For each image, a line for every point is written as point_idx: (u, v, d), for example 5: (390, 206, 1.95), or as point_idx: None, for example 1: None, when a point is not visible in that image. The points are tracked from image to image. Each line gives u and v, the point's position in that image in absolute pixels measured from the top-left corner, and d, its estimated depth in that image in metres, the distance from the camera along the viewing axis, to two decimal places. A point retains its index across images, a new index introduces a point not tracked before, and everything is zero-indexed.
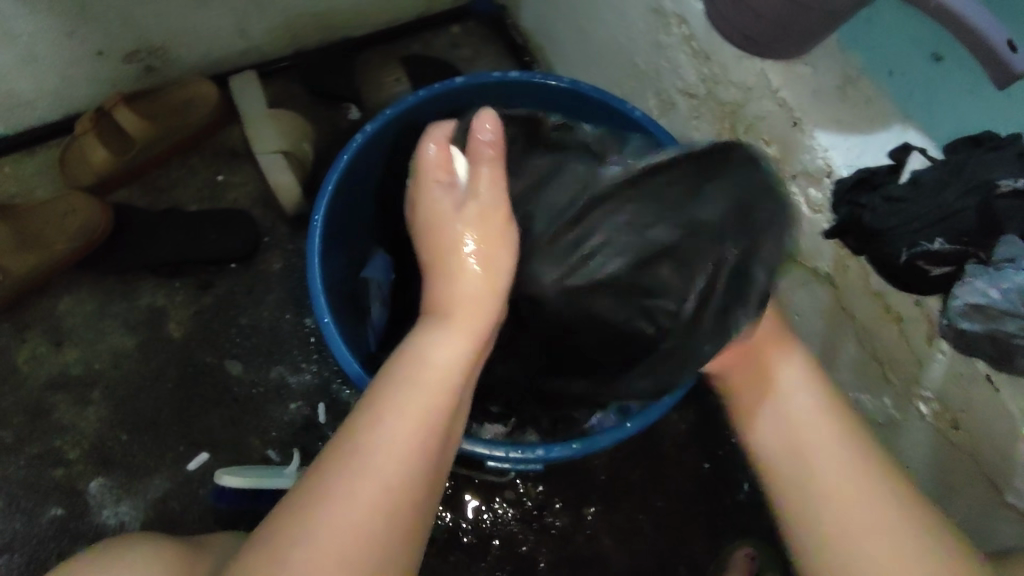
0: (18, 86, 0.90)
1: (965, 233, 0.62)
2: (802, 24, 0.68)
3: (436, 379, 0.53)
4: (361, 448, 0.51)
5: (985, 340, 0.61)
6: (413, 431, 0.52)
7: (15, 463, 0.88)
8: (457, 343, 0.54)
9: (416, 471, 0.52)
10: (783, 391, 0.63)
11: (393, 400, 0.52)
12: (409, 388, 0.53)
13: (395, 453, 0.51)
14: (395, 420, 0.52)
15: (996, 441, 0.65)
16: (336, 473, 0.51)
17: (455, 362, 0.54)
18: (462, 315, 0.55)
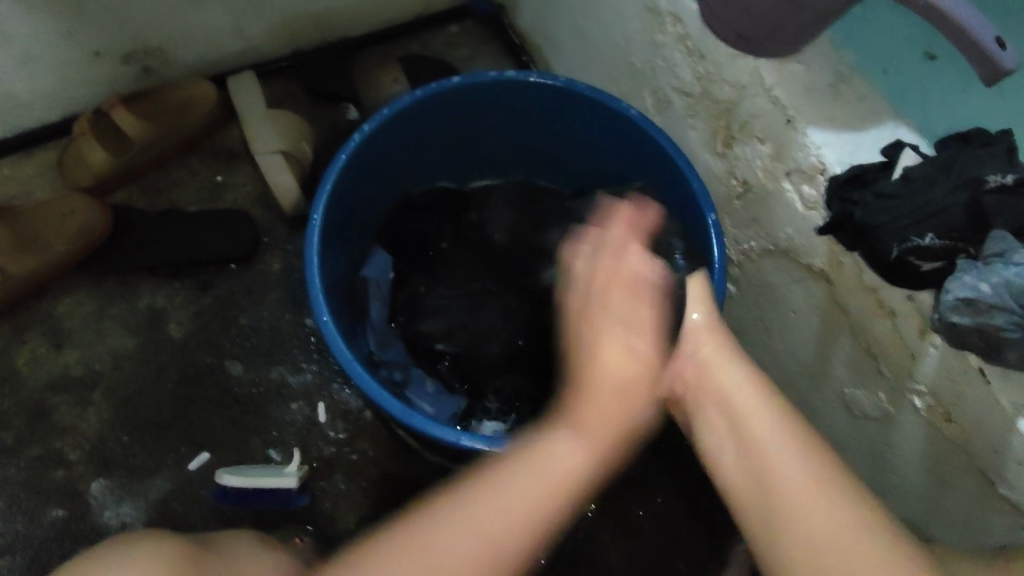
0: (16, 88, 0.90)
1: (954, 229, 0.63)
2: (794, 24, 0.69)
3: (575, 464, 0.51)
4: (460, 522, 0.48)
5: (974, 334, 0.61)
6: (531, 510, 0.49)
7: (16, 464, 0.89)
8: (589, 449, 0.52)
9: (513, 558, 0.48)
10: (726, 388, 0.57)
11: (513, 463, 0.51)
12: (541, 475, 0.50)
13: (494, 528, 0.48)
14: (520, 485, 0.50)
15: (986, 434, 0.66)
16: (438, 531, 0.47)
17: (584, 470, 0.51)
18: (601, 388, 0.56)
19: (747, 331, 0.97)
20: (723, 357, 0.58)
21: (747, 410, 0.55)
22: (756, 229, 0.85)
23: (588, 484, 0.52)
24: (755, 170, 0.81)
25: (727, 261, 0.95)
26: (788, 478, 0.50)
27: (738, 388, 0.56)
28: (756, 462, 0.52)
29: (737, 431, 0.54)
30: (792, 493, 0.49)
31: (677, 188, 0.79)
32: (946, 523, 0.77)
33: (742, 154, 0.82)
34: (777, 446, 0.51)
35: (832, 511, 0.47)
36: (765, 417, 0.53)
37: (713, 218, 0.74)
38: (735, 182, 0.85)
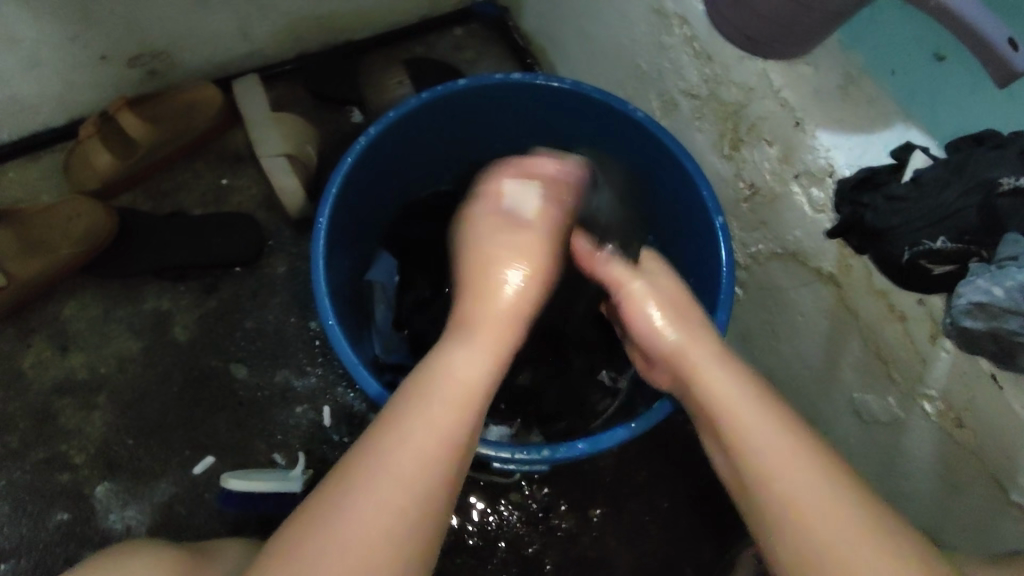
0: (22, 91, 0.91)
1: (968, 231, 0.62)
2: (803, 25, 0.68)
3: (443, 417, 0.54)
4: (391, 439, 0.52)
5: (987, 338, 0.61)
6: (433, 455, 0.52)
7: (21, 467, 0.88)
8: (476, 354, 0.59)
9: (442, 467, 0.52)
10: (729, 402, 0.58)
11: (411, 417, 0.54)
12: (455, 383, 0.56)
13: (418, 445, 0.52)
14: (416, 438, 0.53)
15: (999, 439, 0.65)
16: (384, 447, 0.52)
17: (485, 372, 0.58)
18: (481, 336, 0.60)
19: (754, 335, 0.96)
20: (711, 361, 0.62)
21: (738, 417, 0.57)
22: (764, 232, 0.84)
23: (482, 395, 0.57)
24: (763, 173, 0.80)
25: (734, 263, 0.94)
26: (794, 489, 0.53)
27: (737, 400, 0.58)
28: (762, 460, 0.55)
29: (732, 415, 0.57)
30: (800, 503, 0.52)
31: (681, 190, 0.79)
32: (956, 529, 0.76)
33: (750, 156, 0.82)
34: (763, 435, 0.56)
35: (848, 534, 0.50)
36: (762, 428, 0.56)
37: (721, 220, 0.73)
38: (742, 185, 0.85)
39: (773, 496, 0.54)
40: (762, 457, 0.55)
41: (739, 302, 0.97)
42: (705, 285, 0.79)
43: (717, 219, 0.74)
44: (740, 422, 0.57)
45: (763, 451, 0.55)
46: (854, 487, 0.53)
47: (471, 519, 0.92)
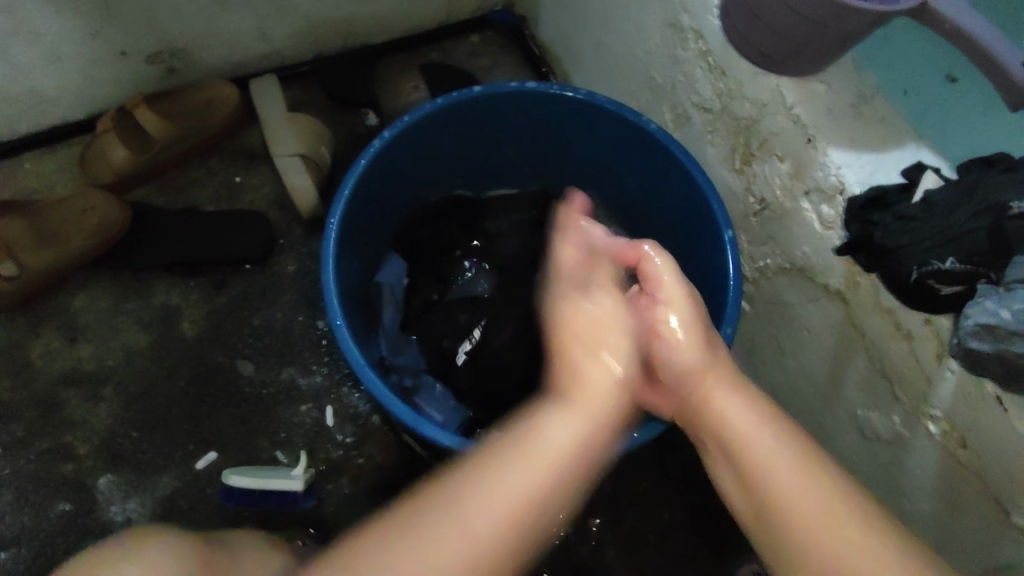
0: (42, 84, 0.92)
1: (976, 254, 0.62)
2: (819, 43, 0.69)
3: (523, 488, 0.48)
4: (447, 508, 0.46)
5: (994, 359, 0.60)
6: (512, 530, 0.46)
7: (26, 456, 0.89)
8: (574, 420, 0.52)
9: (496, 543, 0.46)
10: (737, 427, 0.55)
11: (487, 480, 0.48)
12: (561, 431, 0.51)
13: (481, 526, 0.46)
14: (496, 506, 0.47)
15: (1002, 461, 0.65)
16: (444, 514, 0.46)
17: (572, 439, 0.51)
18: (588, 405, 0.53)
19: (759, 350, 0.96)
20: (727, 389, 0.57)
21: (748, 443, 0.54)
22: (773, 247, 0.85)
23: (575, 465, 0.50)
24: (773, 188, 0.81)
25: (741, 277, 0.94)
26: (856, 555, 0.47)
27: (738, 417, 0.55)
28: (766, 486, 0.51)
29: (778, 471, 0.51)
30: (806, 512, 0.49)
31: (691, 202, 0.79)
32: (956, 551, 0.76)
33: (761, 171, 0.82)
34: (766, 444, 0.53)
35: (842, 535, 0.48)
36: (763, 441, 0.53)
37: (730, 234, 0.74)
38: (752, 199, 0.85)
39: (784, 519, 0.50)
40: (777, 479, 0.51)
41: (745, 316, 0.97)
42: (713, 297, 0.79)
43: (726, 233, 0.75)
44: (751, 442, 0.54)
45: (775, 471, 0.51)
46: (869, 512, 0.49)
47: None
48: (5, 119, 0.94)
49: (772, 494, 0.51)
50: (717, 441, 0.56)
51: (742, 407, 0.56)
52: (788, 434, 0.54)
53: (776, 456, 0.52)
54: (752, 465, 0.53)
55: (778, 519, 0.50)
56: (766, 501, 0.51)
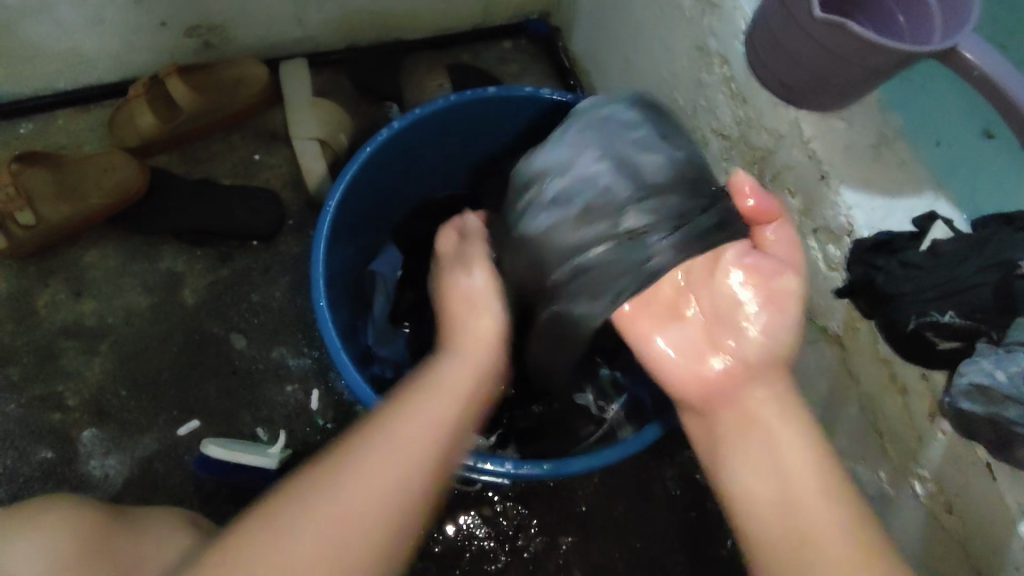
0: (82, 44, 0.95)
1: (979, 310, 0.59)
2: (841, 79, 0.67)
3: (410, 441, 0.56)
4: (363, 450, 0.54)
5: (985, 424, 0.57)
6: (394, 491, 0.53)
7: (18, 400, 0.91)
8: (469, 364, 0.64)
9: (423, 469, 0.55)
10: (767, 421, 0.58)
11: (405, 410, 0.58)
12: (437, 401, 0.59)
13: (386, 465, 0.54)
14: (396, 468, 0.54)
15: (986, 532, 0.62)
16: (356, 459, 0.54)
17: (434, 420, 0.58)
18: (471, 350, 0.66)
19: None
20: (781, 410, 0.59)
21: (786, 445, 0.57)
22: None
23: (471, 396, 0.62)
24: (781, 223, 0.79)
25: None
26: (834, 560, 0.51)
27: (790, 437, 0.57)
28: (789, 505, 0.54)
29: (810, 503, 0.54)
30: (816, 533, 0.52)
31: None
32: None
33: (771, 204, 0.80)
34: (805, 472, 0.55)
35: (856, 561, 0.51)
36: (810, 471, 0.55)
37: None
38: None
39: (796, 527, 0.53)
40: (802, 501, 0.54)
41: None
42: None
43: None
44: (796, 451, 0.56)
45: (802, 486, 0.54)
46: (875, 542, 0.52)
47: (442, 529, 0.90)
48: (44, 75, 0.98)
49: (796, 501, 0.54)
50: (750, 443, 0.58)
51: (806, 429, 0.58)
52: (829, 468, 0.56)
53: (802, 459, 0.56)
54: (791, 492, 0.54)
55: (797, 536, 0.53)
56: (797, 524, 0.53)
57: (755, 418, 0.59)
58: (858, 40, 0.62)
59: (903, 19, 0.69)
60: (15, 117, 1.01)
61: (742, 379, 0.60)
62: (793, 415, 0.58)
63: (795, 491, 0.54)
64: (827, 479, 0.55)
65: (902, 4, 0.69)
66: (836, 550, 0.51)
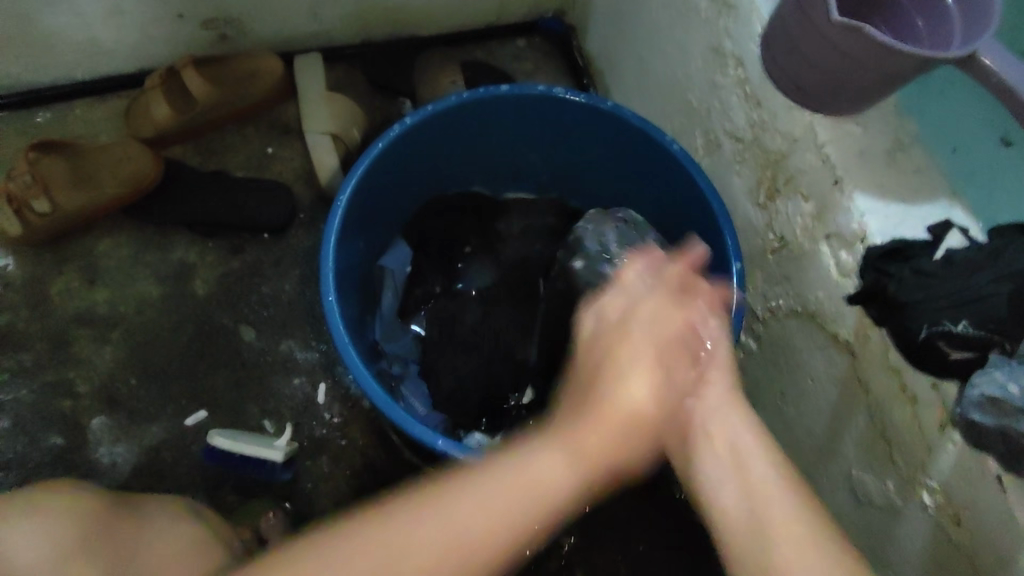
0: (100, 35, 0.96)
1: (994, 319, 0.58)
2: (857, 84, 0.66)
3: (531, 478, 0.48)
4: (443, 496, 0.47)
5: (996, 437, 0.56)
6: (482, 542, 0.46)
7: (29, 386, 0.92)
8: (570, 463, 0.48)
9: (528, 504, 0.47)
10: (727, 425, 0.53)
11: (498, 479, 0.47)
12: (591, 422, 0.50)
13: (496, 498, 0.47)
14: (498, 490, 0.47)
15: (995, 546, 0.61)
16: (415, 508, 0.46)
17: (568, 475, 0.48)
18: (587, 348, 0.56)
19: (760, 392, 0.93)
20: (725, 397, 0.54)
21: (748, 450, 0.52)
22: (786, 287, 0.82)
23: (566, 493, 0.48)
24: (794, 227, 0.78)
25: (753, 315, 0.91)
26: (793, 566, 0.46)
27: (747, 446, 0.52)
28: (758, 492, 0.50)
29: (761, 501, 0.49)
30: (775, 547, 0.47)
31: (707, 229, 0.78)
32: None
33: (784, 209, 0.79)
34: (760, 470, 0.51)
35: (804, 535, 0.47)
36: (758, 466, 0.51)
37: (737, 266, 0.72)
38: (772, 236, 0.83)
39: (766, 537, 0.47)
40: (767, 504, 0.49)
41: (751, 354, 0.93)
42: None
43: (734, 265, 0.74)
44: (750, 455, 0.52)
45: (759, 483, 0.50)
46: (815, 516, 0.48)
47: None
48: (63, 65, 0.99)
49: (763, 505, 0.49)
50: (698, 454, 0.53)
51: (743, 423, 0.53)
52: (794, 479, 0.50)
53: (751, 451, 0.52)
54: (754, 491, 0.50)
55: (762, 544, 0.47)
56: (764, 526, 0.48)
57: (706, 423, 0.54)
58: (873, 44, 0.62)
59: (922, 23, 0.68)
60: (33, 106, 1.02)
61: (700, 379, 0.55)
62: (738, 407, 0.54)
63: (743, 481, 0.50)
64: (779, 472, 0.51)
65: (922, 7, 0.68)
66: (788, 553, 0.47)
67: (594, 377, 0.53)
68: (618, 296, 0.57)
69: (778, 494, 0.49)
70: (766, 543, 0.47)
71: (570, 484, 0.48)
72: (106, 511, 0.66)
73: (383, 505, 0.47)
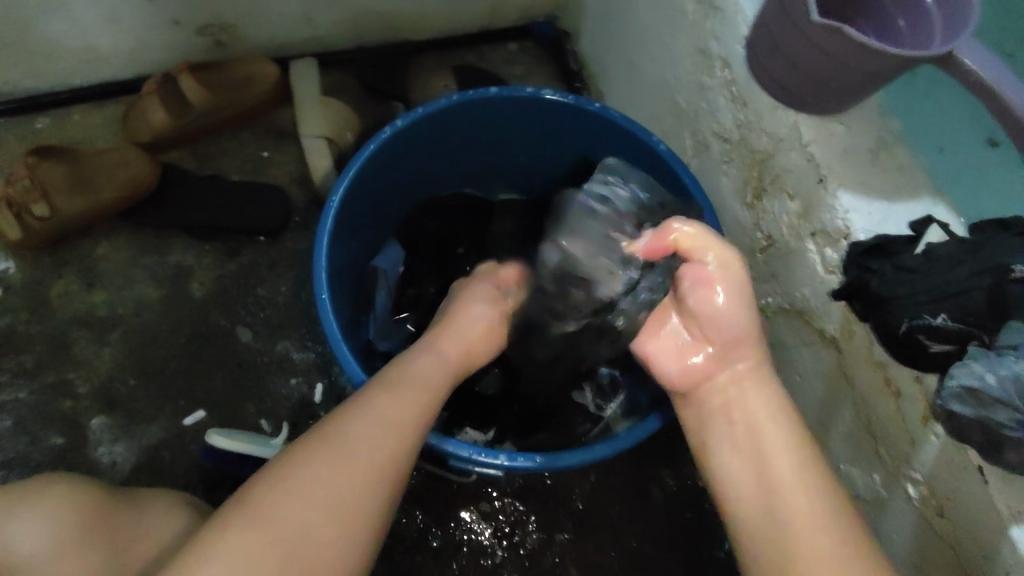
0: (98, 41, 0.97)
1: (971, 313, 0.59)
2: (839, 82, 0.67)
3: (395, 430, 0.59)
4: (331, 442, 0.56)
5: (975, 427, 0.57)
6: (355, 490, 0.55)
7: (29, 387, 0.93)
8: (413, 408, 0.61)
9: (405, 452, 0.59)
10: (758, 416, 0.59)
11: (375, 416, 0.59)
12: (419, 379, 0.64)
13: (377, 434, 0.58)
14: (375, 433, 0.58)
15: (976, 535, 0.62)
16: (312, 461, 0.55)
17: (390, 444, 0.58)
18: (460, 331, 0.72)
19: None
20: (756, 379, 0.61)
21: (769, 442, 0.58)
22: (774, 285, 0.83)
23: (423, 416, 0.61)
24: (780, 225, 0.79)
25: None
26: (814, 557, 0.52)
27: (772, 427, 0.59)
28: (783, 495, 0.55)
29: (787, 494, 0.55)
30: (793, 526, 0.53)
31: None
32: None
33: (770, 207, 0.81)
34: (783, 464, 0.57)
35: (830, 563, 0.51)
36: (786, 465, 0.56)
37: None
38: (759, 235, 0.84)
39: (787, 532, 0.53)
40: (794, 494, 0.55)
41: None
42: None
43: None
44: (774, 447, 0.57)
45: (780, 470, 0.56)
46: (831, 503, 0.54)
47: (441, 523, 0.91)
48: (61, 71, 1.00)
49: (779, 486, 0.55)
50: (731, 429, 0.60)
51: (765, 399, 0.60)
52: (807, 455, 0.57)
53: (787, 459, 0.57)
54: (776, 481, 0.56)
55: (786, 544, 0.53)
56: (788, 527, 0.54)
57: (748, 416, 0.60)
58: (853, 44, 0.63)
59: (904, 23, 0.70)
60: (32, 111, 1.04)
61: (727, 362, 0.63)
62: (775, 403, 0.60)
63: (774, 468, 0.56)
64: (805, 467, 0.56)
65: (903, 9, 0.69)
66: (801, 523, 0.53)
67: (445, 361, 0.68)
68: (486, 317, 0.75)
69: (798, 476, 0.56)
70: (779, 526, 0.54)
71: (421, 432, 0.61)
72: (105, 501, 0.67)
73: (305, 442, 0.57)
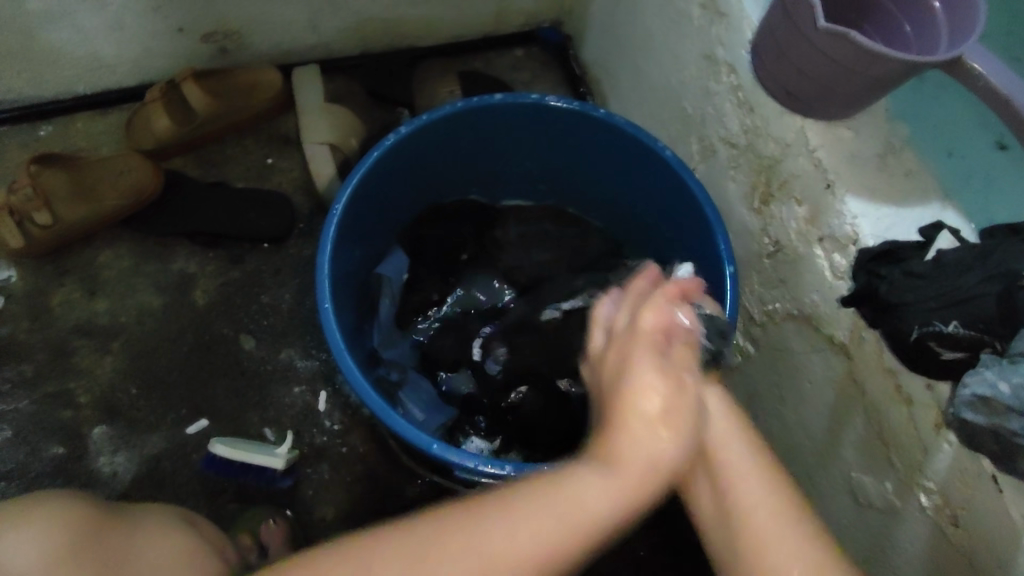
0: (101, 49, 0.97)
1: (981, 321, 0.58)
2: (845, 88, 0.67)
3: (534, 547, 0.43)
4: (460, 539, 0.43)
5: (989, 435, 0.57)
6: (489, 571, 0.42)
7: (30, 396, 0.92)
8: (610, 490, 0.44)
9: (567, 556, 0.43)
10: (716, 440, 0.53)
11: (518, 514, 0.43)
12: (625, 446, 0.44)
13: (505, 549, 0.43)
14: (497, 541, 0.43)
15: (993, 545, 0.61)
16: (438, 562, 0.43)
17: (603, 508, 0.43)
18: (629, 473, 0.44)
19: (759, 396, 0.93)
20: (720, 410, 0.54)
21: (734, 469, 0.52)
22: (783, 291, 0.82)
23: (605, 533, 0.44)
24: (788, 231, 0.78)
25: (751, 319, 0.91)
26: (781, 566, 0.48)
27: (722, 443, 0.53)
28: (749, 524, 0.50)
29: (744, 507, 0.51)
30: (762, 549, 0.49)
31: (701, 233, 0.79)
32: None
33: (778, 213, 0.80)
34: (748, 483, 0.51)
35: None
36: (747, 485, 0.51)
37: (731, 269, 0.73)
38: (767, 240, 0.83)
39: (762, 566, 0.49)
40: (762, 534, 0.49)
41: (749, 358, 0.94)
42: None
43: (727, 268, 0.74)
44: (737, 471, 0.52)
45: (749, 495, 0.51)
46: (782, 500, 0.51)
47: None
48: (64, 79, 1.00)
49: (744, 522, 0.50)
50: (703, 477, 0.53)
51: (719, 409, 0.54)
52: (759, 456, 0.53)
53: (743, 467, 0.52)
54: (739, 507, 0.51)
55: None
56: (739, 541, 0.50)
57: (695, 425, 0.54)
58: (860, 49, 0.62)
59: (910, 29, 0.69)
60: (35, 119, 1.04)
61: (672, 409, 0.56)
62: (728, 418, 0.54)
63: (744, 507, 0.51)
64: (762, 479, 0.52)
65: (908, 13, 0.69)
66: (773, 558, 0.49)
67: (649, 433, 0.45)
68: (610, 311, 0.55)
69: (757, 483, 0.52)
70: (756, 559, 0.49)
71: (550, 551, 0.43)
72: (102, 518, 0.66)
73: (372, 544, 0.44)
